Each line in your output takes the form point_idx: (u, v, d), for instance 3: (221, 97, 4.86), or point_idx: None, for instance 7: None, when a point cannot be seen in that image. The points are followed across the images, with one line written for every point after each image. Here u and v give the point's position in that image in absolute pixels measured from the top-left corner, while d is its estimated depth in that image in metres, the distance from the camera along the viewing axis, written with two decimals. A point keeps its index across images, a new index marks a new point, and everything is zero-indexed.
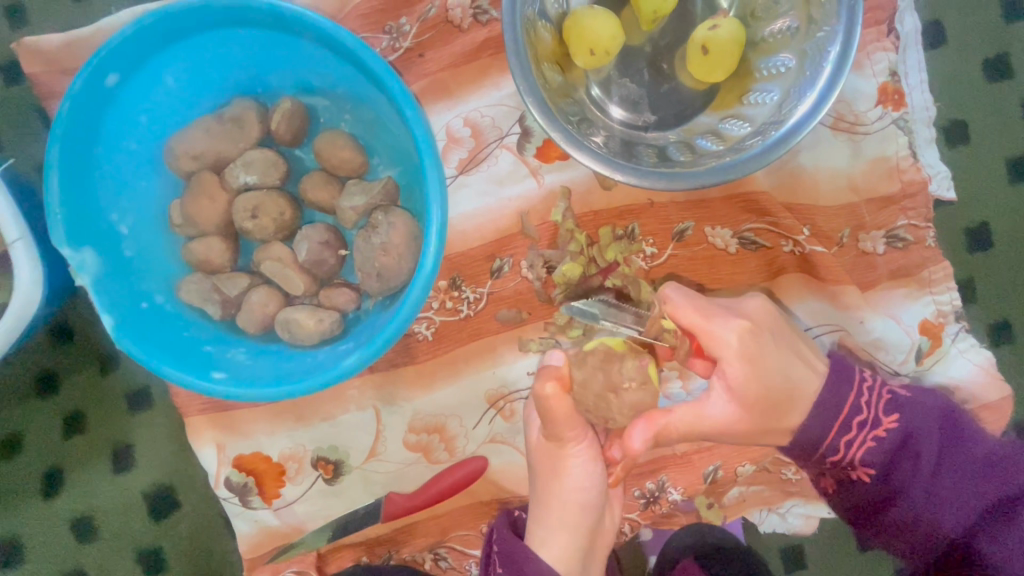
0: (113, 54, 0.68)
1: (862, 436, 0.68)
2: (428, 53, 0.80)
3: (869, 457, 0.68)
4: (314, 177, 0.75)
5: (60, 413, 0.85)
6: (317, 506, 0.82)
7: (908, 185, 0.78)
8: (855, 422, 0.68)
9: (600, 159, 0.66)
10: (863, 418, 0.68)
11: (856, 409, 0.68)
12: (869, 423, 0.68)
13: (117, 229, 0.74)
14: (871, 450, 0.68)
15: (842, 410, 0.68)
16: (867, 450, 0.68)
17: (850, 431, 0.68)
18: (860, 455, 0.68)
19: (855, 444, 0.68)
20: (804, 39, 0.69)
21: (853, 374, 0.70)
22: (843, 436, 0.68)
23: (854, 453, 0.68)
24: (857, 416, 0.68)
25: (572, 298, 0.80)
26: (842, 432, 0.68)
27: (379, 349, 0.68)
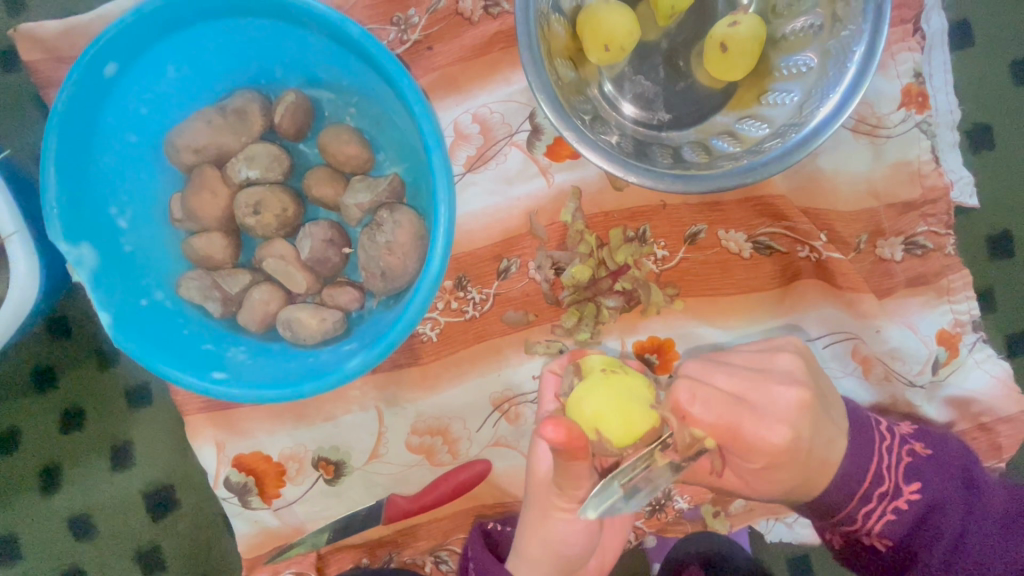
0: (112, 43, 0.66)
1: (881, 509, 0.67)
2: (438, 46, 0.77)
3: (887, 529, 0.68)
4: (318, 173, 0.73)
5: (58, 409, 0.84)
6: (317, 507, 0.81)
7: (929, 191, 0.76)
8: (874, 493, 0.67)
9: (613, 160, 0.64)
10: (883, 490, 0.68)
11: (877, 478, 0.67)
12: (888, 494, 0.67)
13: (116, 224, 0.72)
14: (889, 523, 0.67)
15: (863, 482, 0.67)
16: (886, 523, 0.68)
17: (869, 502, 0.67)
18: (879, 526, 0.68)
19: (874, 515, 0.68)
20: (827, 38, 0.66)
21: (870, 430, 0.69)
22: (861, 508, 0.67)
23: (872, 524, 0.68)
24: (877, 488, 0.67)
25: (581, 301, 0.78)
26: (860, 505, 0.67)
27: (384, 351, 0.66)
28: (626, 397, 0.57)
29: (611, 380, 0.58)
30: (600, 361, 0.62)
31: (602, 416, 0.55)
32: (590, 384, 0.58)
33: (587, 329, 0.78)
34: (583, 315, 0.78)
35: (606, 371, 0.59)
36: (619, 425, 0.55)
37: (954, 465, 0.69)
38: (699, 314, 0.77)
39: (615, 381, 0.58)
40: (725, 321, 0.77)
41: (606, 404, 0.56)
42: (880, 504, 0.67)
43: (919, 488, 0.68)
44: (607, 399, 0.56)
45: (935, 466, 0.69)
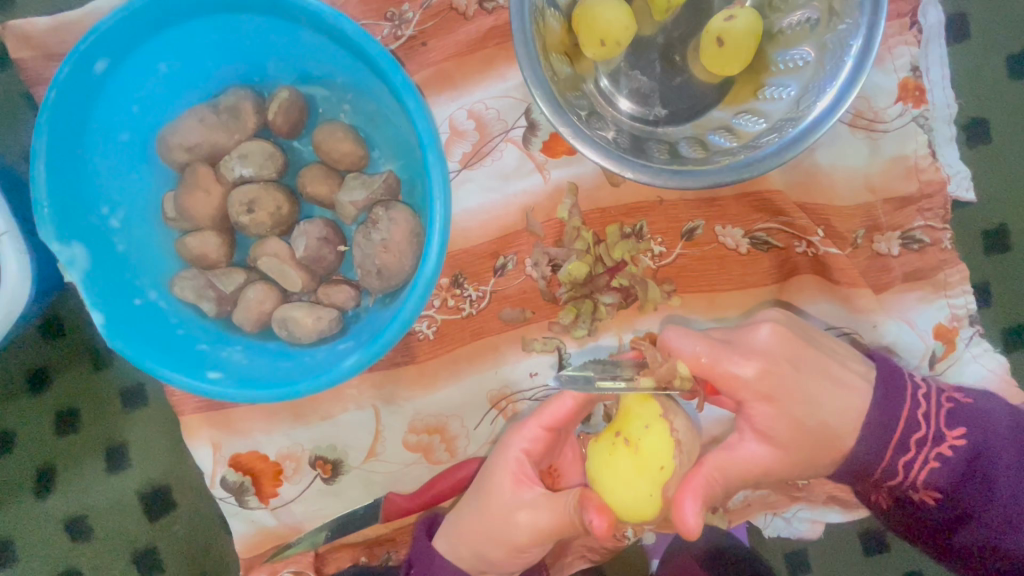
0: (103, 40, 0.65)
1: (921, 456, 0.70)
2: (432, 42, 0.77)
3: (931, 476, 0.71)
4: (312, 171, 0.72)
5: (52, 410, 0.83)
6: (315, 506, 0.81)
7: (926, 185, 0.76)
8: (913, 441, 0.69)
9: (610, 155, 0.64)
10: (922, 436, 0.70)
11: (913, 424, 0.69)
12: (929, 441, 0.70)
13: (108, 224, 0.72)
14: (932, 470, 0.71)
15: (897, 429, 0.69)
16: (928, 471, 0.70)
17: (909, 451, 0.69)
18: (922, 476, 0.70)
19: (916, 464, 0.70)
20: (824, 32, 0.66)
21: (901, 393, 0.69)
22: (902, 458, 0.69)
23: (916, 474, 0.70)
24: (915, 434, 0.69)
25: (578, 297, 0.78)
26: (899, 455, 0.69)
27: (380, 349, 0.66)
28: (625, 477, 0.64)
29: (614, 457, 0.65)
30: (625, 420, 0.66)
31: (612, 490, 0.65)
32: (601, 457, 0.67)
33: (584, 325, 0.77)
34: (581, 312, 0.78)
35: (614, 444, 0.66)
36: (624, 500, 0.64)
37: (998, 417, 0.72)
38: (696, 310, 0.77)
39: (619, 458, 0.65)
40: (723, 317, 0.77)
41: (611, 483, 0.65)
42: (920, 451, 0.70)
43: (959, 434, 0.71)
44: (609, 474, 0.65)
45: (976, 413, 0.72)
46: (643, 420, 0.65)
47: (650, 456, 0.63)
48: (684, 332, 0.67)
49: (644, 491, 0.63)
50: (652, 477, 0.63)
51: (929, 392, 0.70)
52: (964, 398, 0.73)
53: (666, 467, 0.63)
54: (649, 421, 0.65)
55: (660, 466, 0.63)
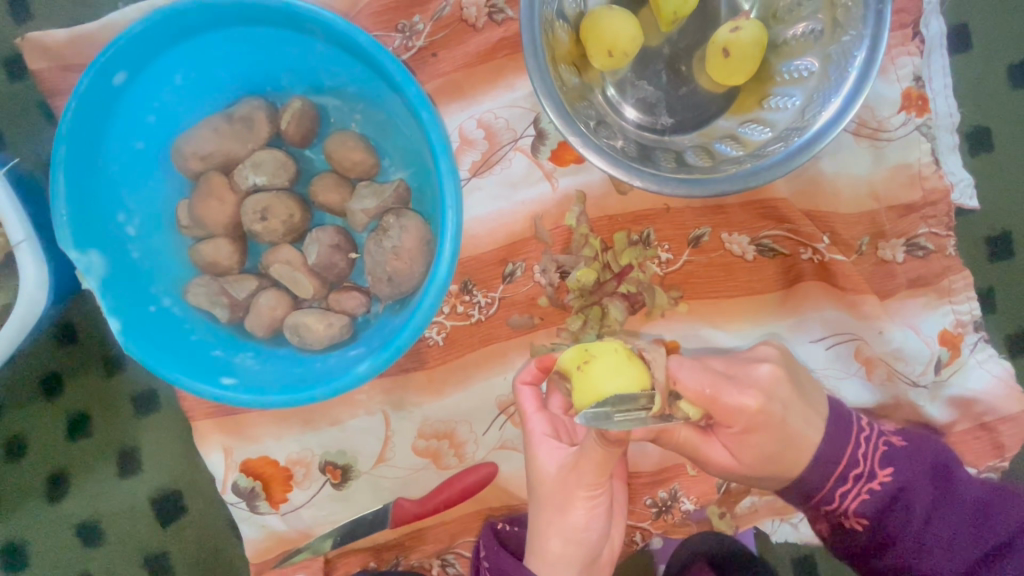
0: (121, 52, 0.67)
1: (856, 488, 0.69)
2: (442, 53, 0.78)
3: (862, 507, 0.70)
4: (324, 179, 0.73)
5: (65, 415, 0.84)
6: (324, 511, 0.81)
7: (930, 193, 0.77)
8: (849, 475, 0.69)
9: (618, 164, 0.65)
10: (857, 470, 0.70)
11: (852, 463, 0.69)
12: (863, 476, 0.70)
13: (124, 231, 0.73)
14: (863, 502, 0.70)
15: (840, 464, 0.69)
16: (860, 502, 0.70)
17: (846, 483, 0.69)
18: (854, 506, 0.70)
19: (849, 496, 0.70)
20: (828, 43, 0.67)
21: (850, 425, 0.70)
22: (838, 488, 0.69)
23: (849, 504, 0.70)
24: (853, 469, 0.69)
25: (586, 304, 0.78)
26: (837, 485, 0.69)
27: (392, 355, 0.67)
28: (607, 370, 0.57)
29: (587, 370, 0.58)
30: (571, 359, 0.61)
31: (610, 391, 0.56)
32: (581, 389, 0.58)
33: (592, 331, 0.78)
34: (589, 318, 0.78)
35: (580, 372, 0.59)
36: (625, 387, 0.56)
37: (926, 460, 0.71)
38: (703, 317, 0.78)
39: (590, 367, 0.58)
40: (729, 323, 0.78)
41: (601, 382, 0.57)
42: (854, 484, 0.69)
43: (892, 471, 0.70)
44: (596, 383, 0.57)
45: (904, 450, 0.72)
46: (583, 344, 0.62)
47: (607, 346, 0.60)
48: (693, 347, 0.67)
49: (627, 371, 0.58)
50: (621, 355, 0.59)
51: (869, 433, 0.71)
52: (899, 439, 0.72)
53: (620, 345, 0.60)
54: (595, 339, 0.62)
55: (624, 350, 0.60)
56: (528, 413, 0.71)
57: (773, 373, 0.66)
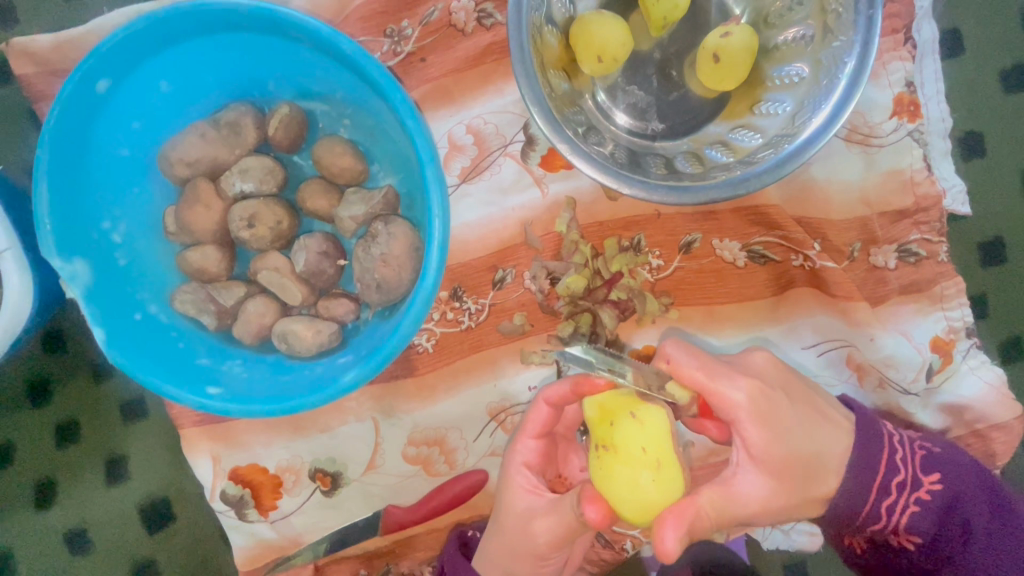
0: (106, 59, 0.66)
1: (902, 500, 0.69)
2: (431, 58, 0.78)
3: (912, 521, 0.70)
4: (311, 186, 0.73)
5: (53, 422, 0.83)
6: (314, 518, 0.81)
7: (922, 199, 0.76)
8: (894, 484, 0.69)
9: (606, 171, 0.64)
10: (901, 480, 0.69)
11: (892, 469, 0.69)
12: (907, 485, 0.69)
13: (110, 239, 0.72)
14: (914, 515, 0.70)
15: (878, 473, 0.68)
16: (908, 515, 0.69)
17: (890, 494, 0.69)
18: (904, 519, 0.69)
19: (897, 508, 0.69)
20: (818, 48, 0.67)
21: (879, 434, 0.69)
22: (884, 501, 0.69)
23: (898, 519, 0.69)
24: (896, 478, 0.69)
25: (576, 311, 0.78)
26: (882, 498, 0.68)
27: (379, 363, 0.67)
28: (625, 483, 0.58)
29: (605, 462, 0.60)
30: (596, 426, 0.62)
31: (619, 498, 0.59)
32: (595, 476, 0.61)
33: (583, 338, 0.78)
34: (579, 325, 0.78)
35: (598, 454, 0.61)
36: (630, 506, 0.59)
37: (973, 466, 0.72)
38: (693, 323, 0.77)
39: (608, 461, 0.60)
40: (721, 329, 0.77)
41: (610, 489, 0.60)
42: (900, 495, 0.69)
43: (937, 479, 0.70)
44: (611, 487, 0.59)
45: (950, 457, 0.72)
46: (611, 418, 0.60)
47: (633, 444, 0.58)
48: (684, 346, 0.63)
49: (648, 488, 0.58)
50: (646, 466, 0.58)
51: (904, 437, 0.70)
52: (936, 447, 0.72)
53: (649, 449, 0.58)
54: (629, 407, 0.60)
55: (654, 452, 0.58)
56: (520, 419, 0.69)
57: (752, 384, 0.62)
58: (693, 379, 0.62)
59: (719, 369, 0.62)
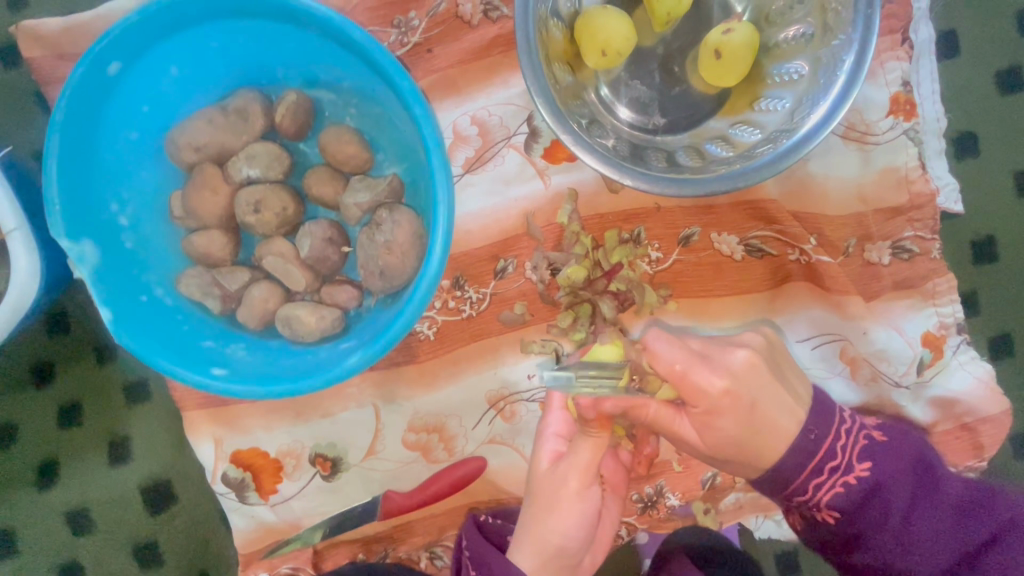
0: (117, 42, 0.67)
1: (829, 480, 0.69)
2: (437, 49, 0.79)
3: (835, 500, 0.69)
4: (317, 173, 0.74)
5: (56, 403, 0.84)
6: (314, 502, 0.82)
7: (916, 196, 0.78)
8: (826, 467, 0.69)
9: (609, 162, 0.65)
10: (835, 464, 0.69)
11: (830, 453, 0.69)
12: (839, 469, 0.69)
13: (117, 221, 0.73)
14: (839, 496, 0.69)
15: (816, 455, 0.69)
16: (834, 495, 0.69)
17: (821, 475, 0.69)
18: (827, 498, 0.69)
19: (822, 487, 0.69)
20: (818, 46, 0.68)
21: (833, 418, 0.71)
22: (812, 479, 0.69)
23: (822, 496, 0.69)
24: (830, 462, 0.69)
25: (577, 301, 0.79)
26: (812, 477, 0.69)
27: (382, 348, 0.67)
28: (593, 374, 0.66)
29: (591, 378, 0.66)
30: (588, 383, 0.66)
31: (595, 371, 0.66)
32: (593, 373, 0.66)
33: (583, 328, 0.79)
34: (579, 315, 0.79)
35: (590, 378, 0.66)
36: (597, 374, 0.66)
37: (911, 449, 0.72)
38: (691, 315, 0.79)
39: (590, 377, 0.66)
40: (719, 321, 0.79)
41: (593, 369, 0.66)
42: (829, 476, 0.69)
43: (871, 467, 0.69)
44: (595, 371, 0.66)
45: (882, 447, 0.71)
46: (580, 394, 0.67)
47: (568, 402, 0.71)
48: (666, 337, 0.68)
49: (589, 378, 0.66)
50: None
51: (851, 426, 0.71)
52: (880, 434, 0.72)
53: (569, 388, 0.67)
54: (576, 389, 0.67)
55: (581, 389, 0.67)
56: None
57: (727, 382, 0.67)
58: (672, 365, 0.67)
59: (699, 360, 0.67)
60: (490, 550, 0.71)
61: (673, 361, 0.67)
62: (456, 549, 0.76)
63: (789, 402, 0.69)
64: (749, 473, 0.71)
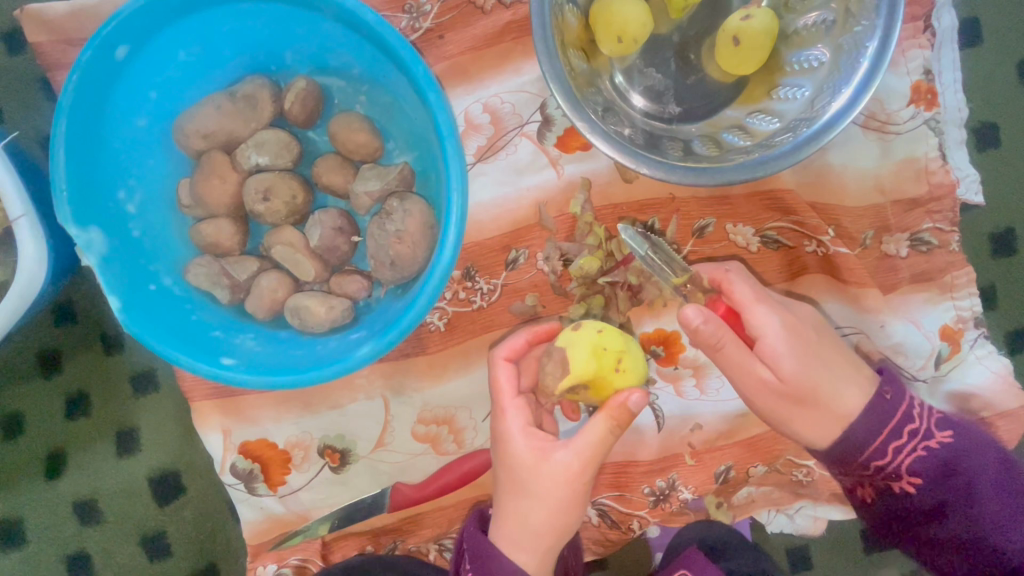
0: (123, 26, 0.66)
1: (912, 444, 0.72)
2: (449, 35, 0.77)
3: (916, 464, 0.72)
4: (326, 161, 0.72)
5: (63, 392, 0.83)
6: (322, 494, 0.81)
7: (936, 187, 0.76)
8: (906, 430, 0.71)
9: (625, 150, 0.64)
10: (914, 428, 0.71)
11: (908, 416, 0.71)
12: (919, 434, 0.72)
13: (124, 209, 0.72)
14: (919, 459, 0.72)
15: (892, 419, 0.70)
16: (915, 458, 0.72)
17: (900, 438, 0.71)
18: (909, 462, 0.72)
19: (903, 451, 0.71)
20: (839, 33, 0.67)
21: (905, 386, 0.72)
22: (892, 442, 0.71)
23: (903, 460, 0.72)
24: (909, 425, 0.71)
25: (590, 292, 0.78)
26: (892, 441, 0.71)
27: (393, 339, 0.66)
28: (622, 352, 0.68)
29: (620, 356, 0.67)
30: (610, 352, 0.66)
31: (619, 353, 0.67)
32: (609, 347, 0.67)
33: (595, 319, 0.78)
34: (592, 307, 0.77)
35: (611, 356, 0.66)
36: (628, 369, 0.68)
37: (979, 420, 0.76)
38: None
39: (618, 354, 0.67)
40: None
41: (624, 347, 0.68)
42: (910, 440, 0.71)
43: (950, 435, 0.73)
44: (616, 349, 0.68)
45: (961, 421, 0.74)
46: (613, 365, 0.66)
47: (580, 354, 0.64)
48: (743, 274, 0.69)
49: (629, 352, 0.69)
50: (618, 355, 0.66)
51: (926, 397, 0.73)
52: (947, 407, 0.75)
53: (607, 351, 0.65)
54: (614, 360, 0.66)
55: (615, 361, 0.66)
56: (510, 405, 0.69)
57: (788, 321, 0.68)
58: (742, 297, 0.68)
59: (765, 299, 0.68)
60: (484, 540, 0.70)
61: (744, 293, 0.67)
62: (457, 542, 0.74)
63: (802, 396, 0.68)
64: (808, 433, 0.70)
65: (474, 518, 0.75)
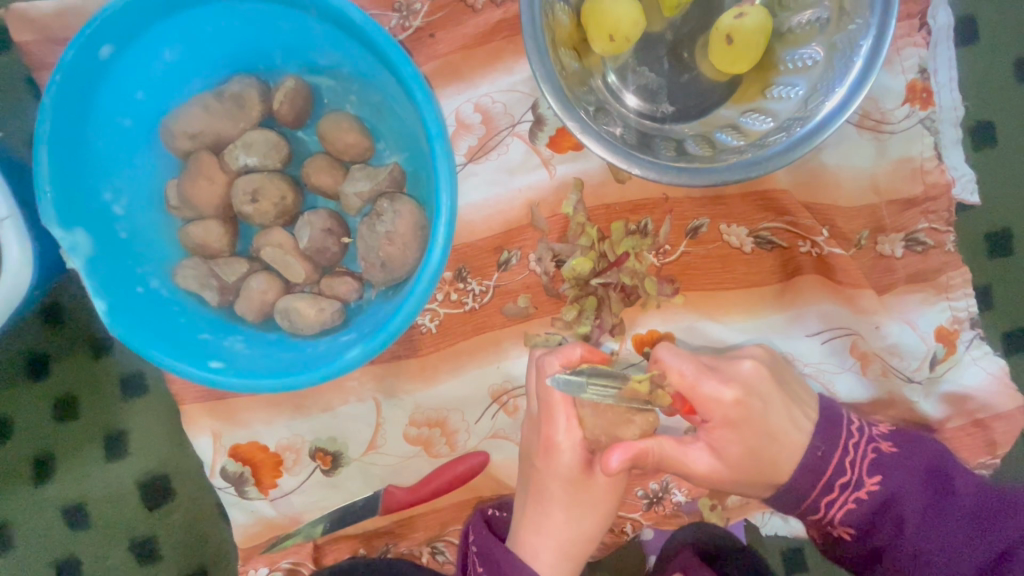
0: (108, 24, 0.65)
1: (842, 498, 0.69)
2: (440, 34, 0.76)
3: (848, 517, 0.70)
4: (315, 161, 0.71)
5: (51, 396, 0.83)
6: (313, 497, 0.80)
7: (931, 187, 0.76)
8: (836, 483, 0.69)
9: (616, 151, 0.63)
10: (845, 481, 0.69)
11: (838, 470, 0.69)
12: (850, 485, 0.69)
13: (111, 210, 0.71)
14: (850, 511, 0.69)
15: (824, 473, 0.69)
16: (846, 511, 0.69)
17: (832, 491, 0.69)
18: (840, 514, 0.70)
19: (835, 504, 0.69)
20: (833, 32, 0.66)
21: (838, 430, 0.70)
22: (823, 497, 0.69)
23: (834, 513, 0.70)
24: (840, 478, 0.69)
25: (582, 294, 0.77)
26: (824, 494, 0.69)
27: (383, 341, 0.66)
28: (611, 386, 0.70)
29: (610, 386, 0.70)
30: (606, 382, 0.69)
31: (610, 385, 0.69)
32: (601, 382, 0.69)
33: (588, 321, 0.77)
34: (584, 308, 0.77)
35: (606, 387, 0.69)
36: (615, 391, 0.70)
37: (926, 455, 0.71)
38: (697, 309, 0.77)
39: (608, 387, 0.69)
40: (727, 315, 0.77)
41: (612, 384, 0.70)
42: (842, 493, 0.69)
43: (882, 481, 0.69)
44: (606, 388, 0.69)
45: (904, 462, 0.70)
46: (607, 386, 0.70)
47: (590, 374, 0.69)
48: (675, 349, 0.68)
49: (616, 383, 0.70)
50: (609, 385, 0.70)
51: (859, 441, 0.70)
52: (889, 445, 0.71)
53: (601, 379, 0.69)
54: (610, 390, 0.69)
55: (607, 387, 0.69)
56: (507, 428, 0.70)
57: (735, 392, 0.66)
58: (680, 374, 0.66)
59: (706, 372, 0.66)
60: (498, 545, 0.70)
61: (681, 371, 0.66)
62: (462, 542, 0.75)
63: (774, 428, 0.67)
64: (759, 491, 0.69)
65: (479, 518, 0.75)
